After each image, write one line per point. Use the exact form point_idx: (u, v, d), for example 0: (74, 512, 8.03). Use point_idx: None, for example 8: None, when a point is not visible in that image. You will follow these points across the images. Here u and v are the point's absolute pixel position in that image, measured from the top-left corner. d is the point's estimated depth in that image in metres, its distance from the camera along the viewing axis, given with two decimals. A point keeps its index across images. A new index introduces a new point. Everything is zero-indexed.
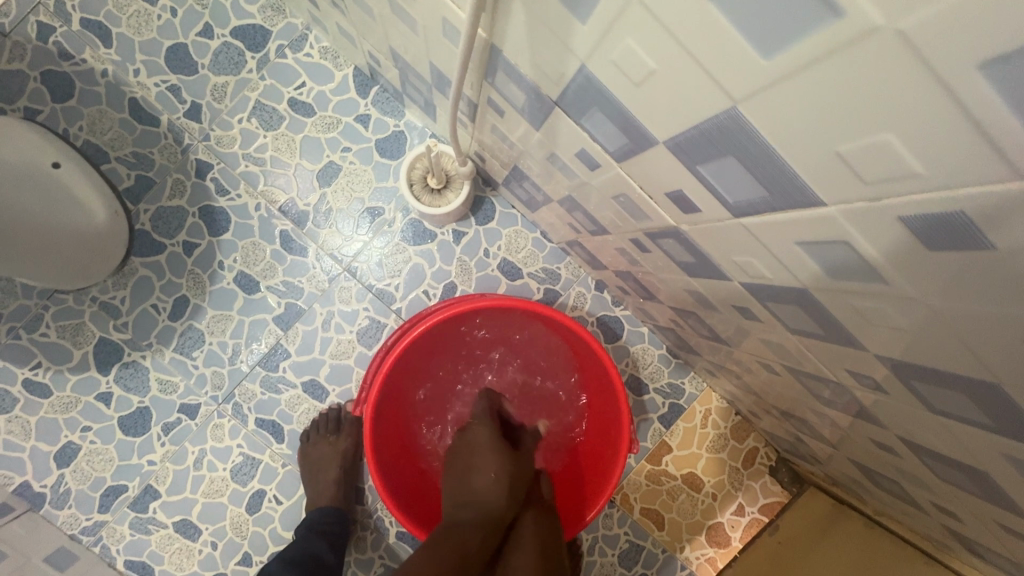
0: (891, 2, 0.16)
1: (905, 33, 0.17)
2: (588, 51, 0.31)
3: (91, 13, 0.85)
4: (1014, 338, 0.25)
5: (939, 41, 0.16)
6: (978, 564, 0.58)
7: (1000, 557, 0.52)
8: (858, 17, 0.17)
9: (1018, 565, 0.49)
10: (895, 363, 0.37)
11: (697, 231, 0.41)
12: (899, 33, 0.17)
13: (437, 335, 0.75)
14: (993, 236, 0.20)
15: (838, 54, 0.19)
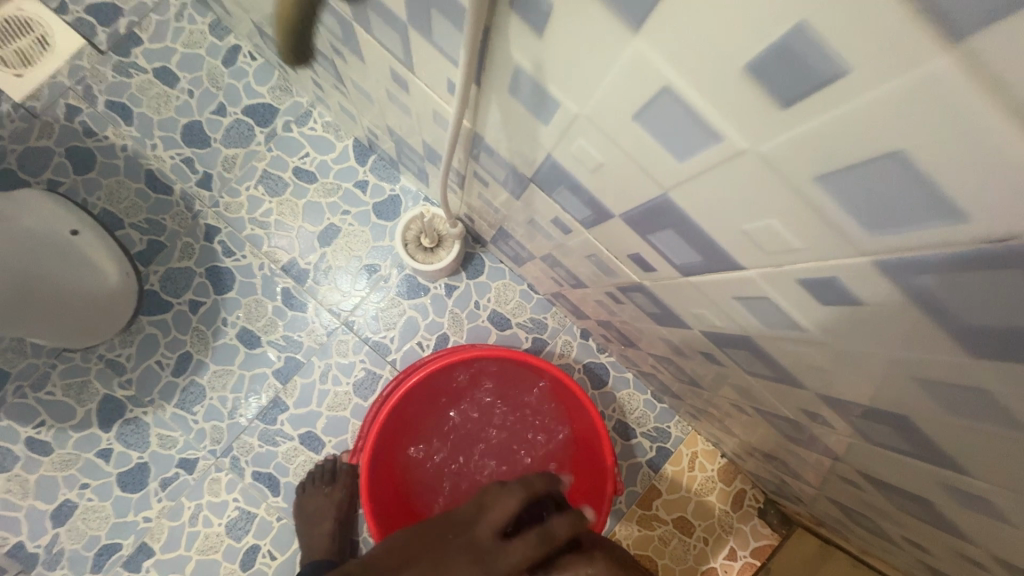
0: (748, 135, 0.23)
1: (762, 155, 0.23)
2: (555, 146, 0.38)
3: (116, 96, 0.94)
4: (904, 375, 0.30)
5: (785, 161, 0.23)
6: None
7: None
8: (730, 142, 0.24)
9: None
10: (832, 400, 0.42)
11: (656, 287, 0.47)
12: (759, 154, 0.23)
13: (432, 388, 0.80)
14: (861, 295, 0.26)
15: (724, 164, 0.25)
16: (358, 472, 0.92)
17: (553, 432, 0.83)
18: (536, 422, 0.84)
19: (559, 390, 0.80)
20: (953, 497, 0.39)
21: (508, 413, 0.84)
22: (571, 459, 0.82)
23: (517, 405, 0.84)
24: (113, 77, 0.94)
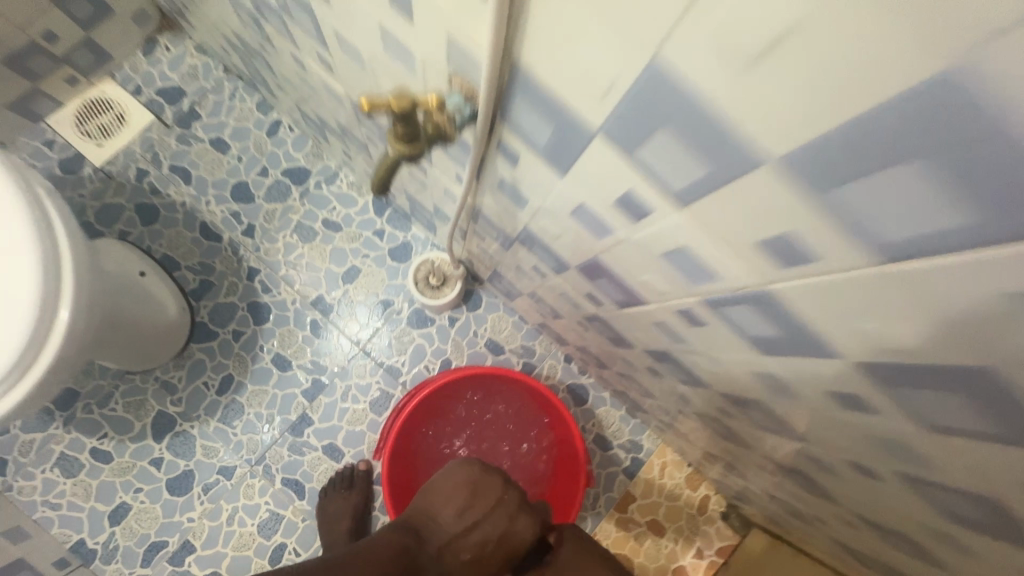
0: (624, 232, 0.42)
1: (633, 242, 0.42)
2: (530, 220, 0.55)
3: (177, 161, 1.13)
4: (749, 373, 0.47)
5: (643, 247, 0.41)
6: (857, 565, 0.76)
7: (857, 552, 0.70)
8: (618, 234, 0.43)
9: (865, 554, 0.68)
10: (729, 397, 0.58)
11: (608, 316, 0.65)
12: (631, 242, 0.42)
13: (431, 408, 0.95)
14: (706, 321, 0.44)
15: (618, 244, 0.44)
16: (373, 478, 1.07)
17: (537, 437, 0.99)
18: (523, 429, 0.99)
19: (540, 402, 0.96)
20: (811, 464, 0.55)
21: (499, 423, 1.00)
22: (553, 461, 0.98)
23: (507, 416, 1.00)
24: (176, 145, 1.13)
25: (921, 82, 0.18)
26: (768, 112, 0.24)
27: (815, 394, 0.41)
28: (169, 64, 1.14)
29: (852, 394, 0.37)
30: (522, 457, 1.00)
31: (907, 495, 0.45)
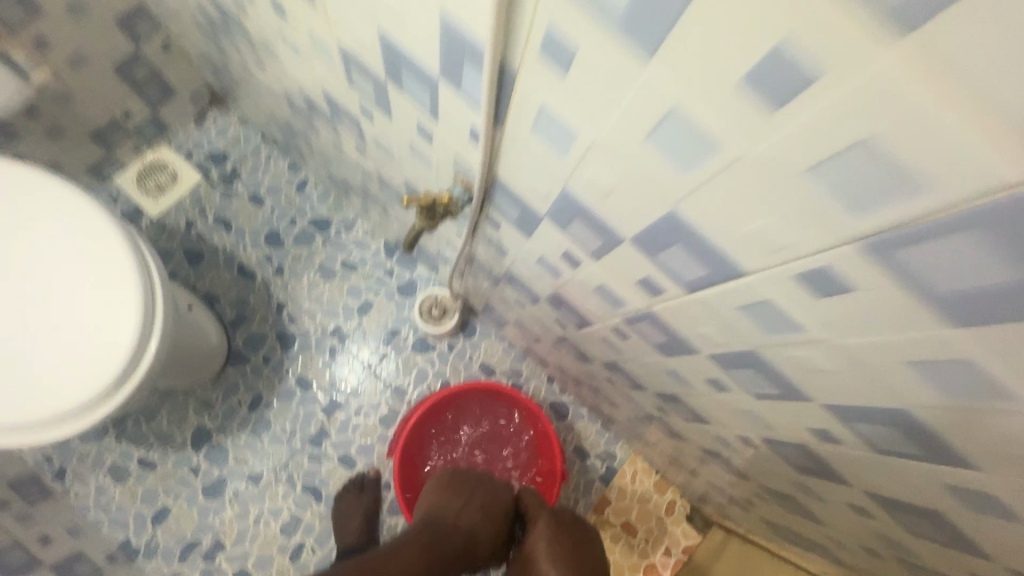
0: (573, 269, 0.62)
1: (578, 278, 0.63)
2: (512, 264, 0.74)
3: (220, 213, 1.33)
4: (666, 372, 0.67)
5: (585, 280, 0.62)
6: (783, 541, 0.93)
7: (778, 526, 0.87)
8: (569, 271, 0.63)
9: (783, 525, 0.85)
10: (662, 396, 0.78)
11: (573, 336, 0.84)
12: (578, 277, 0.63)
13: (417, 433, 1.11)
14: (631, 332, 0.64)
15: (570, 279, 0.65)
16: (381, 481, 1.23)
17: (522, 437, 1.16)
18: (510, 431, 1.17)
19: (521, 407, 1.13)
20: (721, 444, 0.74)
21: (490, 427, 1.17)
22: (537, 456, 1.15)
23: (495, 420, 1.17)
24: (220, 199, 1.34)
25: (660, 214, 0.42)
26: (612, 214, 0.47)
27: (700, 381, 0.60)
28: (216, 132, 1.36)
29: (717, 379, 0.57)
30: (512, 455, 1.17)
31: (774, 457, 0.64)
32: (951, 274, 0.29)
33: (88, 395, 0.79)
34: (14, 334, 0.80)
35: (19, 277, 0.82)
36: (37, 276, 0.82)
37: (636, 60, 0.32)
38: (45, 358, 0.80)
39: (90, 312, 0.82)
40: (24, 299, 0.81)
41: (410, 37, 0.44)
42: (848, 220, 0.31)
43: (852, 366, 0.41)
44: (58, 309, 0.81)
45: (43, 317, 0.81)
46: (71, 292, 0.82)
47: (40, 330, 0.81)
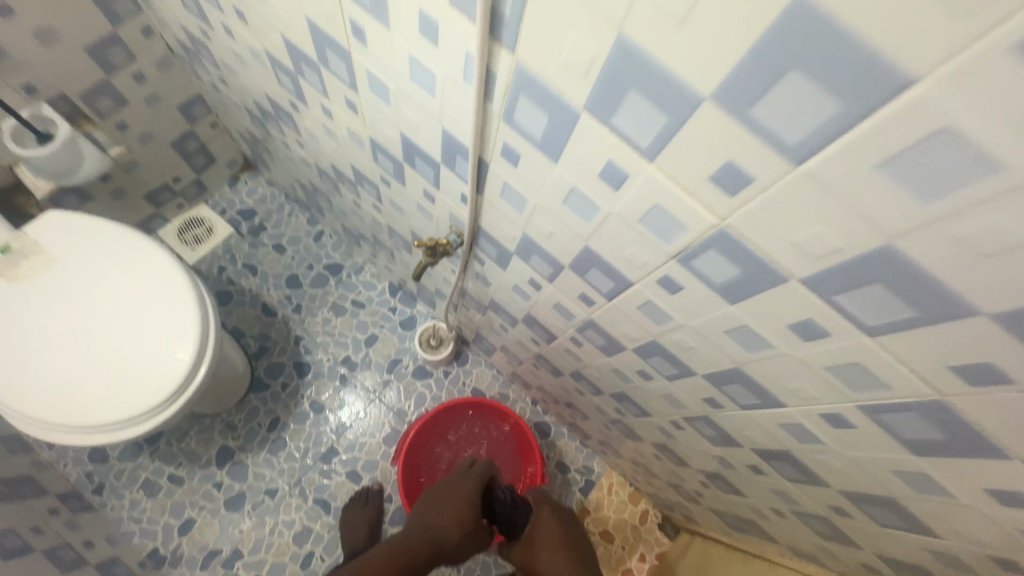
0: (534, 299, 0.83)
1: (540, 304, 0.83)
2: (494, 293, 0.95)
3: (248, 259, 1.55)
4: (611, 374, 0.87)
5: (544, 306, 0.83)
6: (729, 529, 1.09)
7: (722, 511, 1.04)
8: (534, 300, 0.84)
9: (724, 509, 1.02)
10: (615, 398, 0.97)
11: (546, 353, 1.04)
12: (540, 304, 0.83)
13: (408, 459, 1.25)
14: (582, 342, 0.84)
15: (535, 305, 0.85)
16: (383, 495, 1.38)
17: (501, 438, 1.33)
18: (489, 435, 1.33)
19: (494, 412, 1.31)
20: (663, 434, 0.93)
21: (472, 433, 1.33)
22: (515, 452, 1.32)
23: (475, 428, 1.33)
24: (248, 248, 1.56)
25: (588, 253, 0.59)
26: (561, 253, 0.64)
27: (633, 376, 0.80)
28: (246, 193, 1.61)
29: (643, 373, 0.77)
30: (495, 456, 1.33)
31: (696, 436, 0.83)
32: (742, 291, 0.46)
33: (132, 411, 0.92)
34: (93, 351, 0.94)
35: (97, 304, 0.97)
36: (110, 302, 0.98)
37: (547, 161, 0.50)
38: (122, 368, 0.94)
39: (146, 338, 0.96)
40: (91, 322, 0.96)
41: (420, 138, 0.65)
42: (675, 260, 0.48)
43: (718, 359, 0.58)
44: (116, 334, 0.96)
45: (114, 336, 0.96)
46: (133, 319, 0.97)
47: (101, 349, 0.94)
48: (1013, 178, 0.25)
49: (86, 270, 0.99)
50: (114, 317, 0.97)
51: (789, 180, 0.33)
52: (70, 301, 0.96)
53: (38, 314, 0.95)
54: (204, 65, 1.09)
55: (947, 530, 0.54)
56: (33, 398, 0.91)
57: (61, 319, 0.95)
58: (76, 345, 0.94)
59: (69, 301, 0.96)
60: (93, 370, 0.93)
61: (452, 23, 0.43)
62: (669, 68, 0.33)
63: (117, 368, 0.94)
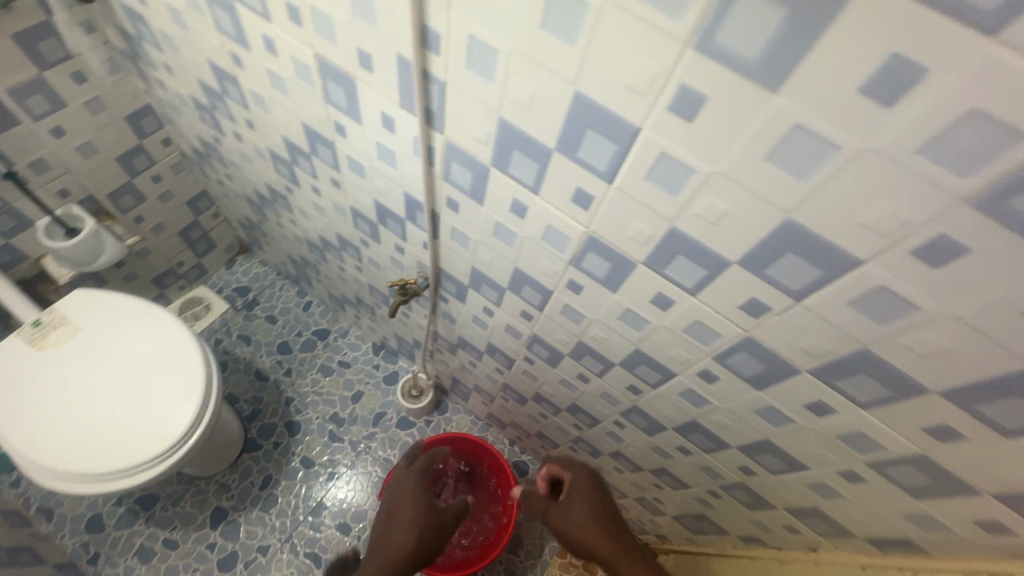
0: (490, 325, 1.00)
1: (495, 330, 1.01)
2: (460, 329, 1.12)
3: (242, 331, 1.71)
4: (562, 386, 1.02)
5: (499, 332, 1.00)
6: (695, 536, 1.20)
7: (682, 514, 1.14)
8: (490, 327, 1.01)
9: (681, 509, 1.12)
10: (571, 412, 1.11)
11: (509, 379, 1.19)
12: (495, 330, 1.01)
13: None
14: (533, 359, 1.01)
15: (492, 332, 1.03)
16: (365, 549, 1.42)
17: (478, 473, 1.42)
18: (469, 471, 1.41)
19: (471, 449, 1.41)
20: (614, 439, 1.07)
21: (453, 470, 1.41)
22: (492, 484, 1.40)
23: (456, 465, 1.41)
24: (242, 320, 1.72)
25: (519, 273, 0.78)
26: (501, 279, 0.83)
27: (577, 382, 0.96)
28: (241, 273, 1.80)
29: (583, 376, 0.93)
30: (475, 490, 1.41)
31: (636, 432, 0.97)
32: (617, 279, 0.64)
33: (162, 444, 1.05)
34: (115, 404, 1.08)
35: (109, 366, 1.11)
36: (121, 363, 1.12)
37: (476, 204, 0.71)
38: (145, 409, 1.08)
39: (161, 384, 1.11)
40: (110, 380, 1.10)
41: (388, 201, 0.86)
42: (571, 264, 0.68)
43: (623, 344, 0.76)
44: (130, 391, 1.10)
45: (133, 388, 1.10)
46: (147, 373, 1.12)
47: (117, 404, 1.08)
48: (702, 175, 0.45)
49: (110, 336, 1.14)
50: (130, 375, 1.11)
51: (611, 195, 0.54)
52: (93, 364, 1.11)
53: (65, 375, 1.09)
54: (212, 165, 1.32)
55: (809, 459, 0.69)
56: (66, 457, 1.02)
57: (84, 378, 1.09)
58: (102, 401, 1.08)
59: (86, 369, 1.10)
60: (119, 418, 1.07)
61: (404, 119, 0.65)
62: (529, 131, 0.54)
63: (142, 412, 1.08)
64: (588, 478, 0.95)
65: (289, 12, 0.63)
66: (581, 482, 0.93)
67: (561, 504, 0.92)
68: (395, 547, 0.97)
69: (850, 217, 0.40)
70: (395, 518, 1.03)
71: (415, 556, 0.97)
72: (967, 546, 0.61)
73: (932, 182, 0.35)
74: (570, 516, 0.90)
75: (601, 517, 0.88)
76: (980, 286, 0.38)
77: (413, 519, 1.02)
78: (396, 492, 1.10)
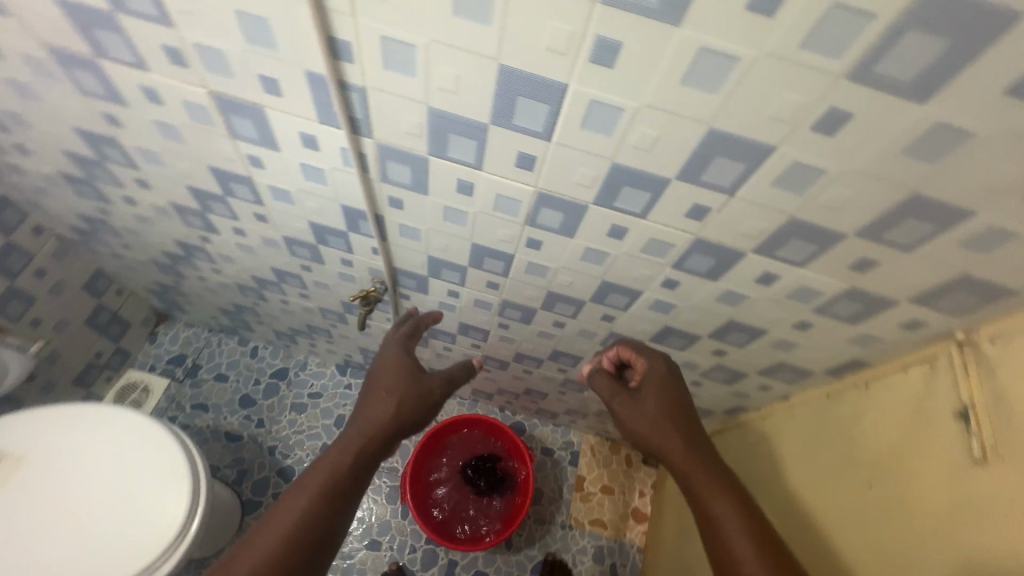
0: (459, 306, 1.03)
1: (465, 308, 1.04)
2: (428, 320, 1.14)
3: (195, 399, 1.60)
4: (541, 338, 1.08)
5: (469, 309, 1.04)
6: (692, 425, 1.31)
7: None
8: (460, 307, 1.04)
9: None
10: (554, 359, 1.18)
11: (489, 350, 1.23)
12: (465, 308, 1.04)
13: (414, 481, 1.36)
14: (509, 323, 1.05)
15: (462, 312, 1.05)
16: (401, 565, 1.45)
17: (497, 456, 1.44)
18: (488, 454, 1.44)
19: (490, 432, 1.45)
20: None
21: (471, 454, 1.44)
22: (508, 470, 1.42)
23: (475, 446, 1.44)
24: (190, 390, 1.61)
25: (479, 248, 0.81)
26: (461, 257, 0.86)
27: (555, 328, 1.02)
28: (170, 342, 1.67)
29: (560, 322, 0.99)
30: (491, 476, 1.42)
31: None
32: (573, 224, 0.70)
33: (167, 530, 1.00)
34: (101, 513, 1.01)
35: (77, 482, 1.03)
36: (88, 473, 1.04)
37: (421, 195, 0.72)
38: (135, 503, 1.02)
39: (140, 474, 1.05)
40: (84, 493, 1.03)
41: (324, 218, 0.85)
42: (527, 224, 0.72)
43: (590, 280, 0.82)
44: (108, 496, 1.03)
45: (112, 491, 1.03)
46: (119, 471, 1.05)
47: (101, 512, 1.01)
48: (631, 111, 0.51)
49: (59, 454, 1.05)
50: (104, 479, 1.04)
51: (553, 151, 0.58)
52: (57, 487, 1.03)
53: (27, 510, 1.00)
54: (102, 239, 1.20)
55: (767, 323, 0.80)
56: None
57: (58, 500, 1.02)
58: (86, 516, 1.01)
59: (52, 495, 1.02)
60: (111, 523, 1.00)
61: (328, 133, 0.65)
62: (461, 113, 0.57)
63: (132, 507, 1.02)
64: (666, 371, 0.82)
65: (167, 54, 0.60)
66: (654, 378, 0.82)
67: (631, 396, 0.83)
68: (375, 413, 0.76)
69: (759, 114, 0.48)
70: (373, 386, 0.80)
71: (402, 423, 0.77)
72: (899, 347, 0.76)
73: (815, 67, 0.43)
74: (637, 406, 0.81)
75: (676, 416, 0.78)
76: (866, 139, 0.48)
77: (395, 389, 0.79)
78: (379, 357, 0.84)
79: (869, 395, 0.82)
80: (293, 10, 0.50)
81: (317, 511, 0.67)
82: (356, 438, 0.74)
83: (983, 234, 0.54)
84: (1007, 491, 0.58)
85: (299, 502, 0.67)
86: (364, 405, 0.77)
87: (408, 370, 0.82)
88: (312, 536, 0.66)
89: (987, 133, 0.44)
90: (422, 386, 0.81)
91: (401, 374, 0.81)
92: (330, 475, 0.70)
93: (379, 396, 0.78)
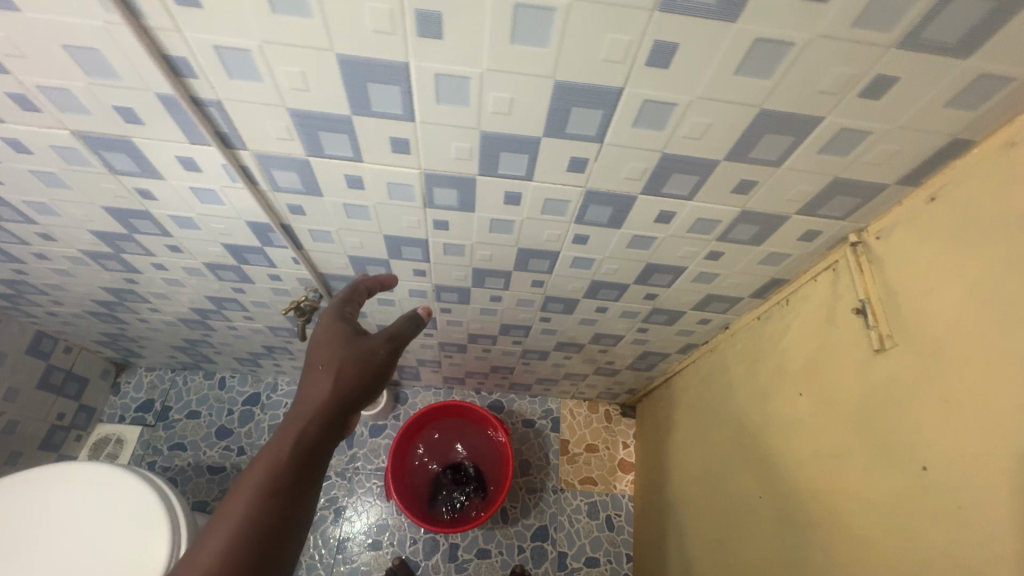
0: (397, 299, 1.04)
1: (402, 300, 1.04)
2: (373, 320, 1.13)
3: (172, 440, 1.60)
4: (486, 316, 1.10)
5: (408, 300, 1.04)
6: (654, 370, 1.35)
7: (633, 360, 1.29)
8: (399, 301, 1.04)
9: (631, 357, 1.27)
10: (507, 333, 1.19)
11: (443, 336, 1.24)
12: (402, 300, 1.04)
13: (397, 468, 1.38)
14: (451, 306, 1.06)
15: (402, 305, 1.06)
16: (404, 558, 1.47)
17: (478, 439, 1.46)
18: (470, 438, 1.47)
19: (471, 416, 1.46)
20: (550, 333, 1.17)
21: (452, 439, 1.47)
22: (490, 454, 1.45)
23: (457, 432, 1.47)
24: (165, 432, 1.61)
25: (393, 238, 0.82)
26: (380, 252, 0.86)
27: (495, 303, 1.04)
28: (134, 390, 1.65)
29: (497, 296, 1.01)
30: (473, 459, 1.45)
31: (563, 317, 1.08)
32: (469, 199, 0.71)
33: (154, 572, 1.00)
34: (85, 552, 1.03)
35: (55, 526, 1.05)
36: (63, 518, 1.06)
37: (316, 198, 0.72)
38: (117, 543, 1.03)
39: (115, 511, 1.06)
40: (64, 536, 1.04)
41: (235, 238, 0.85)
42: (427, 207, 0.73)
43: (507, 251, 0.84)
44: (90, 538, 1.04)
45: (90, 530, 1.04)
46: (94, 511, 1.06)
47: (84, 551, 1.03)
48: (476, 78, 0.51)
49: (31, 507, 1.06)
50: (80, 521, 1.05)
51: (422, 129, 0.58)
52: (35, 536, 1.04)
53: (14, 568, 1.01)
54: (30, 300, 1.18)
55: (683, 260, 0.83)
56: None
57: (38, 548, 1.03)
58: (69, 558, 1.02)
59: (32, 543, 1.03)
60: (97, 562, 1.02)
61: (202, 152, 0.64)
62: (321, 109, 0.57)
63: (114, 545, 1.03)
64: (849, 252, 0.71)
65: (15, 101, 0.59)
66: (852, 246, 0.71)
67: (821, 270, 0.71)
68: (312, 391, 0.63)
69: (594, 59, 0.49)
70: (309, 363, 0.66)
71: (347, 398, 0.64)
72: (805, 259, 0.79)
73: (626, 6, 0.44)
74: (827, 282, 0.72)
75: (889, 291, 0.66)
76: (698, 68, 0.49)
77: (334, 361, 0.65)
78: (316, 331, 0.70)
79: (789, 309, 0.85)
80: (117, 34, 0.49)
81: (262, 515, 0.55)
82: (294, 427, 0.60)
83: (837, 137, 0.56)
84: (903, 370, 0.62)
85: (237, 509, 0.55)
86: (302, 388, 0.64)
87: (345, 338, 0.68)
88: (258, 544, 0.55)
89: (803, 41, 0.46)
90: (366, 355, 0.67)
91: (337, 345, 0.67)
92: (271, 472, 0.57)
93: (318, 375, 0.64)
